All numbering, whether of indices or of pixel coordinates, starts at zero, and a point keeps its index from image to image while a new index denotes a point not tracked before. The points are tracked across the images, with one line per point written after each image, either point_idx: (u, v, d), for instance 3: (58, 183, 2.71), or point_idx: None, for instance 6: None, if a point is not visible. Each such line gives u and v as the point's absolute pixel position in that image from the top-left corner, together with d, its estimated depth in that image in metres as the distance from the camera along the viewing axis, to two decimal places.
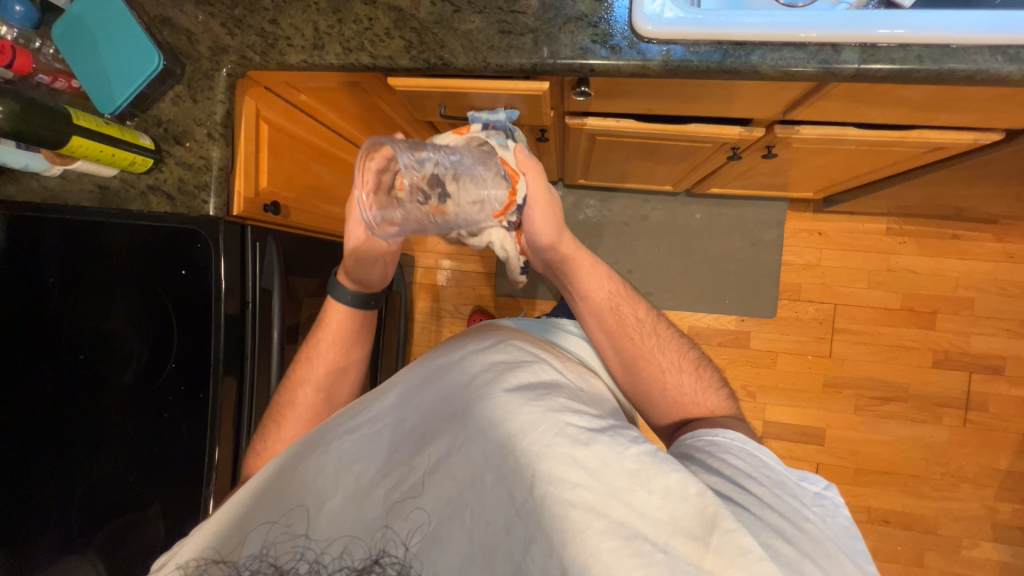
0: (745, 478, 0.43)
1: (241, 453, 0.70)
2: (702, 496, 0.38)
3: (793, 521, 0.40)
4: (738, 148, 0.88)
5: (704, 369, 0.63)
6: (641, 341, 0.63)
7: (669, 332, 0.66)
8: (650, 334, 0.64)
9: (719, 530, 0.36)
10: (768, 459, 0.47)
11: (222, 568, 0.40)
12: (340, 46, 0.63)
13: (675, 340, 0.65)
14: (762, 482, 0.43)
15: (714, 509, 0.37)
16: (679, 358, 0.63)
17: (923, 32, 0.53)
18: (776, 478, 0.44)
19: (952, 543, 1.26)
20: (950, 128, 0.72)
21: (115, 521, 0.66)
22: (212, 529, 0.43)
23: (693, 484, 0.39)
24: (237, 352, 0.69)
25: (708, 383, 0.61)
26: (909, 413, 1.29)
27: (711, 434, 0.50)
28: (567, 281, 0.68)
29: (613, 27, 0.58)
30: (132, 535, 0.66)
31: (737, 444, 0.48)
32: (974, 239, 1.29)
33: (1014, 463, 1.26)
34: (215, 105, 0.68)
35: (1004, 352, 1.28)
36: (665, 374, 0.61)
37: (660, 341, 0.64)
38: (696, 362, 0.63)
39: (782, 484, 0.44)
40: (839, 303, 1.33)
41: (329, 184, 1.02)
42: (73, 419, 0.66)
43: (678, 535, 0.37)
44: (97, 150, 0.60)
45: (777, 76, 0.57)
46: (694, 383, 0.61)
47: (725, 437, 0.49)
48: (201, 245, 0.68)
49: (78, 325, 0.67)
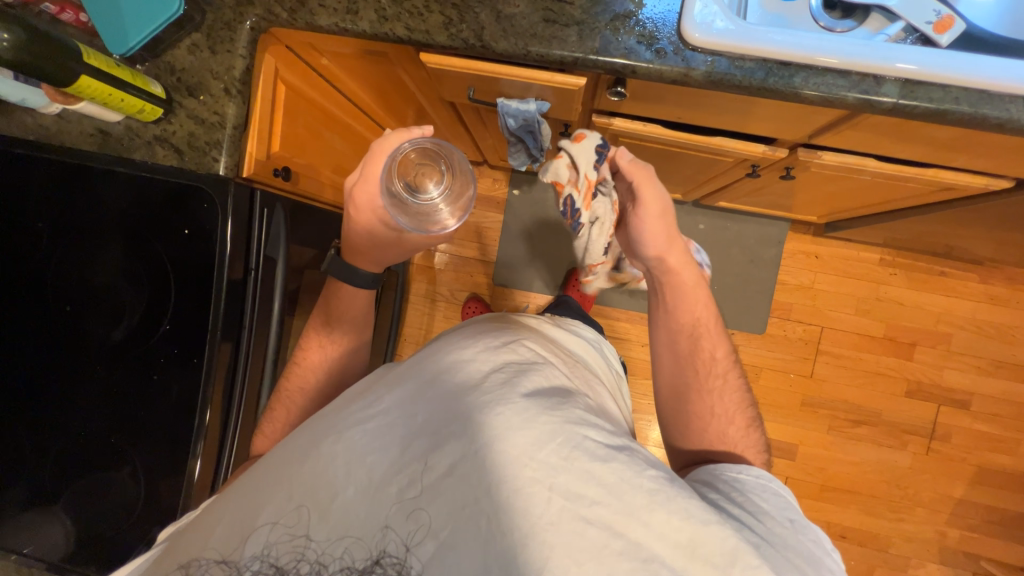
0: (766, 515, 0.45)
1: (230, 425, 0.67)
2: (723, 529, 0.40)
3: (812, 567, 0.41)
4: (757, 166, 0.88)
5: (755, 430, 0.62)
6: (705, 374, 0.64)
7: (738, 384, 0.65)
8: (719, 376, 0.63)
9: (740, 564, 0.38)
10: (790, 500, 0.48)
11: (222, 568, 0.40)
12: (374, 13, 0.61)
13: (740, 392, 0.64)
14: (786, 524, 0.45)
15: (736, 542, 0.39)
16: (736, 410, 0.62)
17: (963, 74, 0.53)
18: (798, 520, 0.46)
19: (901, 562, 1.33)
20: (964, 171, 0.74)
21: (87, 482, 0.64)
22: (219, 521, 0.43)
23: (716, 515, 0.40)
24: (236, 318, 0.67)
25: (754, 443, 0.60)
26: (878, 438, 1.35)
27: (735, 471, 0.51)
28: (660, 293, 0.67)
29: (660, 30, 0.57)
30: (104, 498, 0.64)
31: (761, 482, 0.49)
32: (959, 278, 1.34)
33: (967, 492, 1.33)
34: (235, 59, 0.64)
35: (973, 388, 1.34)
36: (713, 413, 0.62)
37: (726, 386, 0.63)
38: (751, 422, 0.62)
39: (803, 529, 0.45)
40: (825, 326, 1.37)
41: (338, 155, 1.00)
42: (55, 371, 0.64)
43: (696, 562, 0.38)
44: (105, 94, 0.56)
45: (818, 101, 0.57)
46: (741, 437, 0.60)
47: (749, 475, 0.50)
48: (207, 204, 0.65)
49: (67, 277, 0.64)
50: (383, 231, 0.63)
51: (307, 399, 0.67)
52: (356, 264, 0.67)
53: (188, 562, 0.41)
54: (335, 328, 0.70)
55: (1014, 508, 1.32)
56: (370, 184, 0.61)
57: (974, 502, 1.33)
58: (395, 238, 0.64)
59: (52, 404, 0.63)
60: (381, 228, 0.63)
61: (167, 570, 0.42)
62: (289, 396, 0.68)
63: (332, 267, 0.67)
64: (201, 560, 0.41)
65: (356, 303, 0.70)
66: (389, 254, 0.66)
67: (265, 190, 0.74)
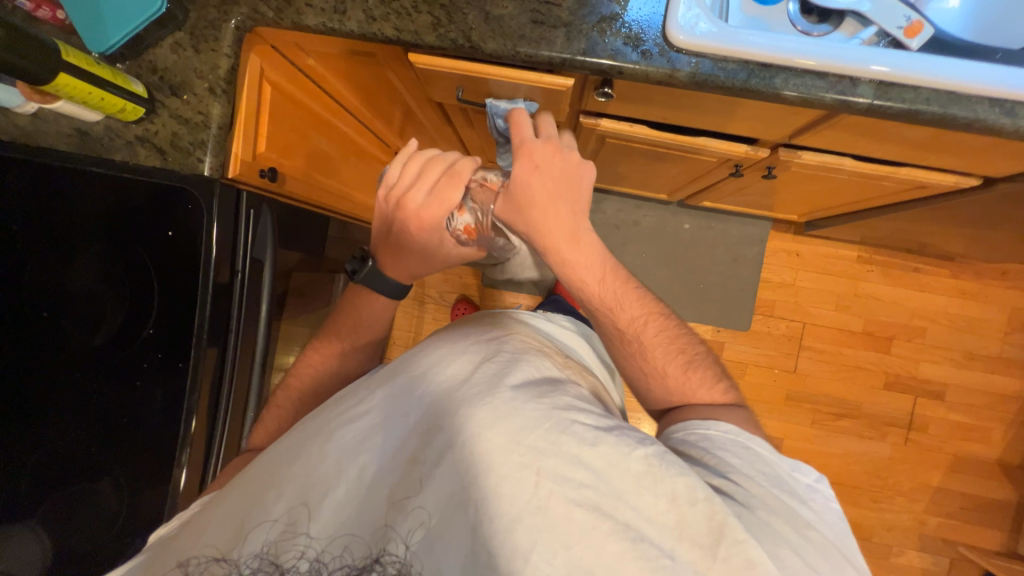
0: (741, 477, 0.45)
1: (217, 429, 0.65)
2: (711, 505, 0.40)
3: (798, 525, 0.42)
4: (740, 166, 0.91)
5: (696, 370, 0.58)
6: (621, 342, 0.59)
7: (662, 326, 0.60)
8: (634, 340, 0.58)
9: (726, 541, 0.38)
10: (761, 450, 0.49)
11: (223, 566, 0.39)
12: (362, 14, 0.61)
13: (668, 335, 0.60)
14: (762, 484, 0.45)
15: (723, 518, 0.39)
16: (666, 360, 0.58)
17: (933, 76, 0.56)
18: (771, 472, 0.46)
19: (882, 550, 1.37)
20: (935, 169, 0.77)
21: (54, 498, 0.60)
22: (214, 524, 0.43)
23: (700, 491, 0.40)
24: (222, 321, 0.66)
25: (699, 381, 0.58)
26: (859, 430, 1.39)
27: (704, 428, 0.51)
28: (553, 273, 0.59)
29: (645, 32, 0.58)
30: (74, 514, 0.60)
31: (731, 437, 0.50)
32: (932, 273, 1.39)
33: (943, 481, 1.37)
34: (220, 58, 0.64)
35: (947, 380, 1.39)
36: (649, 377, 0.59)
37: (648, 339, 0.58)
38: (690, 360, 0.59)
39: (777, 479, 0.46)
40: (807, 322, 1.41)
41: (326, 156, 0.99)
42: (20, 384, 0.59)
43: (685, 542, 0.38)
44: (86, 93, 0.55)
45: (798, 101, 0.59)
46: (683, 382, 0.58)
47: (718, 431, 0.50)
48: (190, 207, 0.64)
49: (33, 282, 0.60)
50: (444, 243, 0.64)
51: (298, 402, 0.67)
52: (382, 271, 0.69)
53: (185, 560, 0.40)
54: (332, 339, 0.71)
55: (989, 494, 1.37)
56: (440, 206, 0.60)
57: (950, 489, 1.37)
58: (449, 250, 0.66)
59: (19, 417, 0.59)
60: (433, 244, 0.64)
61: (163, 570, 0.42)
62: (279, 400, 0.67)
63: (363, 276, 0.70)
64: (199, 558, 0.41)
65: (365, 313, 0.72)
66: (430, 266, 0.68)
67: (252, 192, 0.73)
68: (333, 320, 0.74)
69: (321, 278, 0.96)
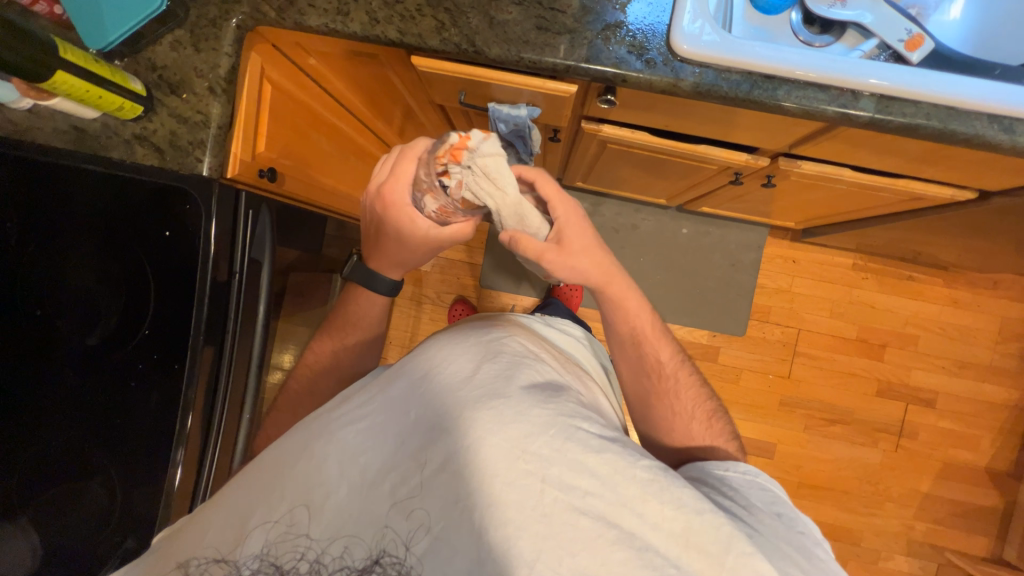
0: (757, 511, 0.46)
1: (212, 430, 0.65)
2: (716, 517, 0.40)
3: (808, 558, 0.43)
4: (740, 174, 0.91)
5: (717, 419, 0.63)
6: (658, 379, 0.64)
7: (691, 377, 0.66)
8: (671, 378, 0.64)
9: (733, 551, 0.39)
10: (777, 492, 0.49)
11: (222, 566, 0.40)
12: (365, 15, 0.60)
13: (695, 386, 0.65)
14: (774, 518, 0.46)
15: (729, 529, 0.40)
16: (694, 405, 0.63)
17: (934, 91, 0.56)
18: (788, 515, 0.47)
19: (872, 555, 1.39)
20: (932, 182, 0.78)
21: (40, 502, 0.58)
22: (213, 523, 0.43)
23: (707, 504, 0.41)
24: (219, 320, 0.66)
25: (718, 432, 0.62)
26: (851, 436, 1.40)
27: (721, 469, 0.52)
28: (603, 307, 0.65)
29: (650, 40, 0.58)
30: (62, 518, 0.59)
31: (747, 477, 0.50)
32: (926, 282, 1.40)
33: (933, 487, 1.39)
34: (220, 57, 0.63)
35: (938, 387, 1.40)
36: (675, 415, 0.63)
37: (680, 385, 0.64)
38: (712, 412, 0.64)
39: (793, 522, 0.46)
40: (802, 328, 1.42)
41: (326, 156, 0.98)
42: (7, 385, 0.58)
43: (690, 551, 0.39)
44: (83, 90, 0.54)
45: (799, 113, 0.59)
46: (704, 431, 0.61)
47: (736, 472, 0.51)
48: (189, 206, 0.64)
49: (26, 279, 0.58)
50: (416, 223, 0.62)
51: (295, 404, 0.66)
52: (372, 270, 0.71)
53: (185, 561, 0.41)
54: (333, 342, 0.71)
55: (978, 501, 1.39)
56: (400, 182, 0.59)
57: (938, 496, 1.39)
58: (426, 232, 0.63)
59: (12, 419, 0.57)
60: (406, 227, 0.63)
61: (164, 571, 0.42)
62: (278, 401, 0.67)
63: (354, 272, 0.71)
64: (200, 558, 0.41)
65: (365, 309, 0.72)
66: (408, 248, 0.66)
67: (251, 192, 0.72)
68: (333, 319, 0.74)
69: (319, 279, 0.96)
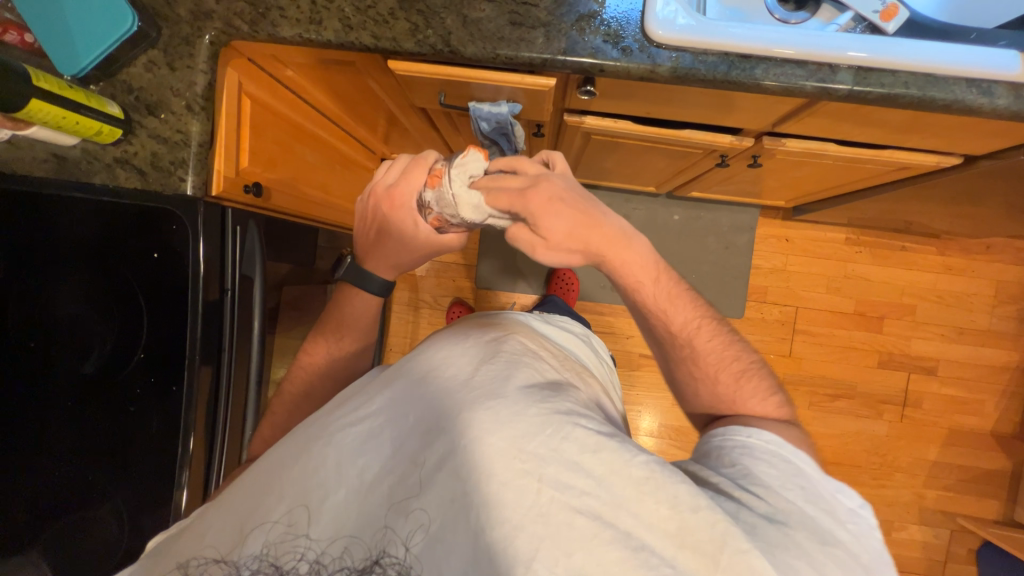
0: (767, 490, 0.45)
1: (215, 450, 0.64)
2: (713, 515, 0.40)
3: (824, 544, 0.41)
4: (726, 156, 0.91)
5: (749, 379, 0.59)
6: (675, 347, 0.61)
7: (716, 336, 0.61)
8: (688, 345, 0.60)
9: (729, 549, 0.38)
10: (801, 466, 0.48)
11: (222, 567, 0.40)
12: (339, 23, 0.60)
13: (720, 345, 0.61)
14: (795, 492, 0.45)
15: (726, 527, 0.39)
16: (718, 367, 0.60)
17: (909, 58, 0.56)
18: (810, 489, 0.46)
19: (884, 527, 1.39)
20: (916, 150, 0.78)
21: (51, 529, 0.59)
22: (214, 524, 0.43)
23: (704, 500, 0.41)
24: (214, 338, 0.65)
25: (750, 391, 0.58)
26: (856, 410, 1.41)
27: (743, 436, 0.52)
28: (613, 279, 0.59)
29: (625, 28, 0.58)
30: (72, 544, 0.59)
31: (770, 447, 0.49)
32: (919, 251, 1.41)
33: (940, 454, 1.40)
34: (195, 74, 0.62)
35: (938, 355, 1.41)
36: (697, 381, 0.60)
37: (702, 350, 0.60)
38: (745, 369, 0.60)
39: (816, 495, 0.45)
40: (799, 306, 1.42)
41: (312, 167, 0.98)
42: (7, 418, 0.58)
43: (687, 550, 0.38)
44: (60, 117, 0.53)
45: (778, 90, 0.59)
46: (734, 392, 0.58)
47: (759, 440, 0.51)
48: (175, 226, 0.63)
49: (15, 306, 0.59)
50: (419, 228, 0.64)
51: (295, 416, 0.66)
52: (366, 267, 0.69)
53: (185, 561, 0.41)
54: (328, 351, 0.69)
55: (986, 465, 1.39)
56: (409, 187, 0.62)
57: (946, 463, 1.40)
58: (428, 238, 0.65)
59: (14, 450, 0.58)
60: (410, 229, 0.64)
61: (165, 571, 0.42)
62: (279, 413, 0.66)
63: (348, 272, 0.69)
64: (200, 559, 0.41)
65: (358, 310, 0.70)
66: (409, 256, 0.67)
67: (237, 208, 0.72)
68: (325, 319, 0.72)
69: (313, 291, 0.95)
